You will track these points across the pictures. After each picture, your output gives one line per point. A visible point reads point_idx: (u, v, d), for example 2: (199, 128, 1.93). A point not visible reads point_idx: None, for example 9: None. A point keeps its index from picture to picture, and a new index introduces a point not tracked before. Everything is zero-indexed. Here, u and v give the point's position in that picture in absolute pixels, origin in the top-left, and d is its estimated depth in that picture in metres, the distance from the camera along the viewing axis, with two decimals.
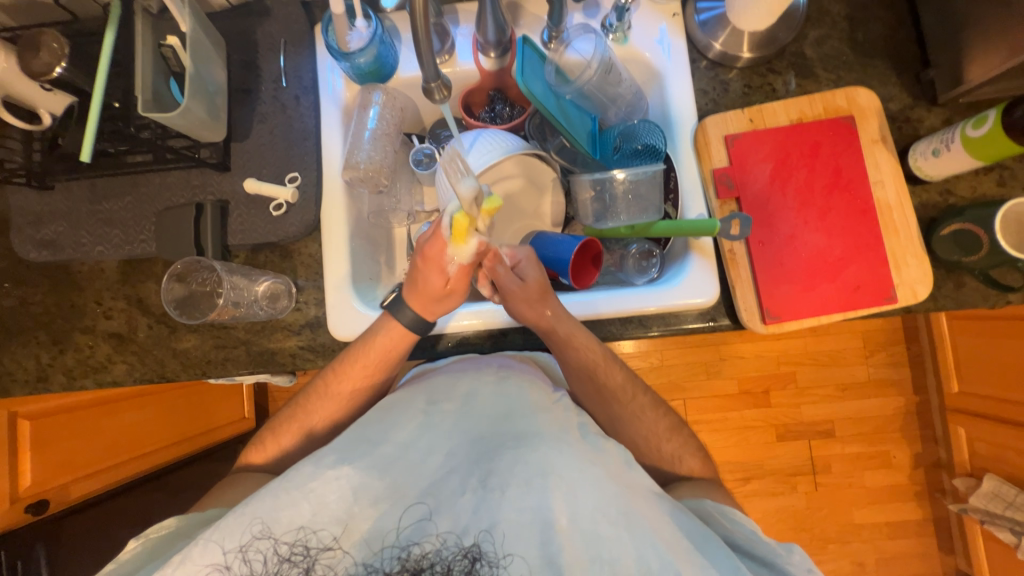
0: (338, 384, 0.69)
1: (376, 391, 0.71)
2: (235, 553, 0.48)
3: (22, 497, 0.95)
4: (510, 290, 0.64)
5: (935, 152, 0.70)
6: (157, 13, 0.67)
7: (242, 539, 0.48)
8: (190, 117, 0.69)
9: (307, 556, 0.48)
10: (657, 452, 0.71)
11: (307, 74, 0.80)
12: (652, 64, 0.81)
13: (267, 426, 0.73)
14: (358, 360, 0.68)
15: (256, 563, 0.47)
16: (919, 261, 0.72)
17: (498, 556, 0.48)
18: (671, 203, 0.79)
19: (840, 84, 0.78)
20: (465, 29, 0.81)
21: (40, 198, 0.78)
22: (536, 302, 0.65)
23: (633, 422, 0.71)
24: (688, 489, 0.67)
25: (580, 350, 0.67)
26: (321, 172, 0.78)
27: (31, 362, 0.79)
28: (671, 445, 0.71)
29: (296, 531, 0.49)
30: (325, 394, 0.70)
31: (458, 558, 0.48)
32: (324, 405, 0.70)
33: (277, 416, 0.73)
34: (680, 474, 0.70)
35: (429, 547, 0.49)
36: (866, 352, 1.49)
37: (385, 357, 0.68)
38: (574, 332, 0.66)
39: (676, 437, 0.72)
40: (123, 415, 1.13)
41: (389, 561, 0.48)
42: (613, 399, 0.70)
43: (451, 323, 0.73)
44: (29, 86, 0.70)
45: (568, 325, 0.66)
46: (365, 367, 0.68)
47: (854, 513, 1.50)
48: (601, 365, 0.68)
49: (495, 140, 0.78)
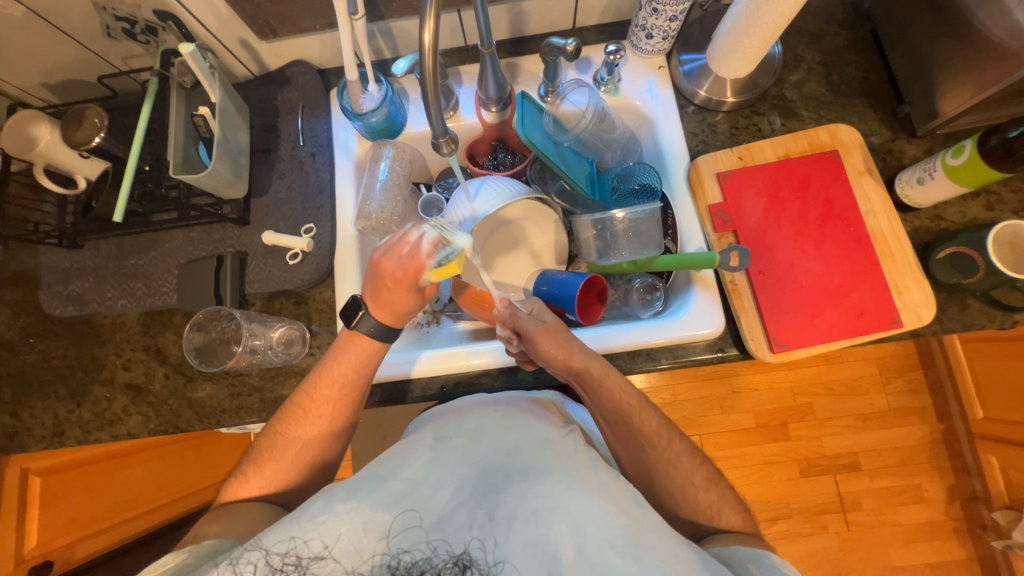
0: (316, 407, 0.67)
1: (349, 412, 0.69)
2: (226, 562, 0.49)
3: (27, 558, 0.96)
4: (535, 330, 0.64)
5: (920, 180, 0.73)
6: (191, 87, 0.74)
7: (234, 552, 0.50)
8: (216, 177, 0.74)
9: (297, 565, 0.48)
10: (690, 490, 0.67)
11: (322, 133, 0.86)
12: (643, 112, 0.87)
13: (246, 460, 0.68)
14: (332, 376, 0.66)
15: (246, 570, 0.48)
16: (920, 285, 0.74)
17: (489, 565, 0.48)
18: (671, 238, 0.82)
19: (822, 122, 0.83)
20: (468, 88, 0.88)
21: (70, 256, 0.83)
22: (562, 342, 0.65)
23: (669, 465, 0.67)
24: (722, 539, 0.63)
25: (614, 393, 0.66)
26: (335, 222, 0.83)
27: (49, 417, 0.80)
28: (710, 497, 0.66)
29: (288, 541, 0.49)
30: (301, 419, 0.67)
31: (449, 565, 0.48)
32: (303, 431, 0.67)
33: (254, 448, 0.68)
34: (719, 528, 0.65)
35: (419, 556, 0.49)
36: (883, 379, 1.47)
37: (356, 370, 0.67)
38: (607, 374, 0.66)
39: (713, 488, 0.67)
40: (126, 471, 1.11)
41: (377, 568, 0.48)
42: (649, 442, 0.67)
43: (418, 365, 0.76)
44: (70, 154, 0.76)
45: (600, 366, 0.66)
46: (337, 385, 0.67)
47: (892, 553, 1.41)
48: (636, 410, 0.67)
49: (498, 187, 0.81)
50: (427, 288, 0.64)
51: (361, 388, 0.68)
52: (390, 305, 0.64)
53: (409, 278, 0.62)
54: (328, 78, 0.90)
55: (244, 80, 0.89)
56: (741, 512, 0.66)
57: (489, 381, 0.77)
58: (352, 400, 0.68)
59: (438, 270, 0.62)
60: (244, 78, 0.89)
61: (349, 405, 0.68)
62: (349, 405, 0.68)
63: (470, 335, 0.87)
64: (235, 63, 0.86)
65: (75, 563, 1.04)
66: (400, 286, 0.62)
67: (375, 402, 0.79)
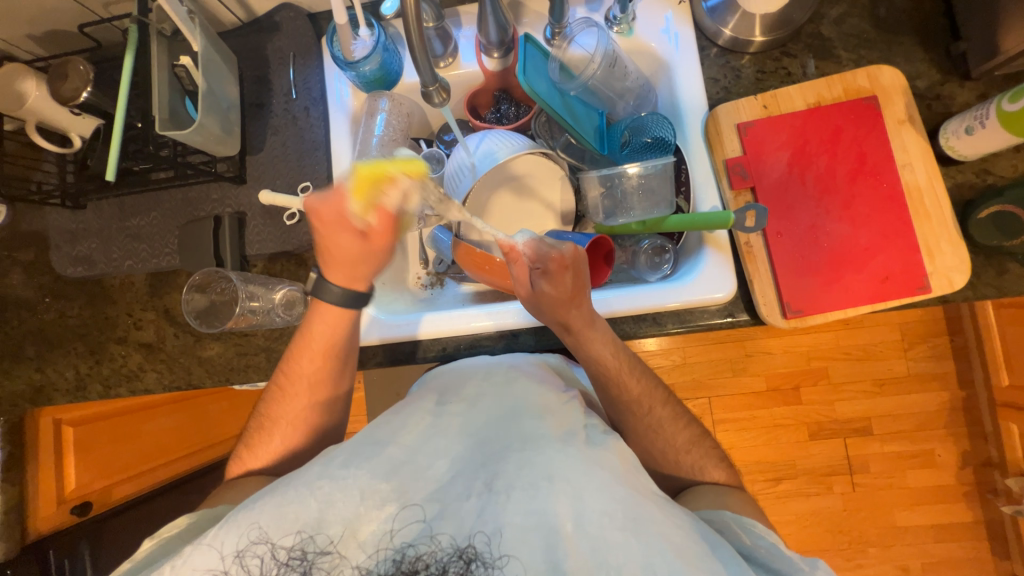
0: (292, 384, 0.69)
1: (338, 381, 0.70)
2: (232, 558, 0.47)
3: (68, 499, 1.06)
4: (522, 293, 0.65)
5: (969, 130, 0.65)
6: (171, 35, 0.70)
7: (239, 544, 0.48)
8: (204, 133, 0.71)
9: (304, 560, 0.47)
10: (689, 447, 0.67)
11: (315, 85, 0.82)
12: (659, 55, 0.78)
13: (241, 441, 0.71)
14: (301, 351, 0.69)
15: (253, 566, 0.47)
16: (955, 247, 0.68)
17: (493, 558, 0.45)
18: (684, 197, 0.76)
19: (862, 64, 0.74)
20: (468, 31, 0.81)
21: (75, 216, 0.83)
22: (553, 309, 0.64)
23: (660, 417, 0.67)
24: (708, 494, 0.63)
25: (601, 349, 0.66)
26: (331, 179, 0.80)
27: (71, 373, 0.84)
28: (703, 459, 0.67)
29: (295, 535, 0.48)
30: (281, 397, 0.69)
31: (453, 559, 0.45)
32: (284, 410, 0.69)
33: (249, 428, 0.72)
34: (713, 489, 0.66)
35: (424, 550, 0.46)
36: (906, 344, 1.41)
37: (326, 339, 0.68)
38: (595, 340, 0.65)
39: (706, 450, 0.68)
40: (157, 419, 1.20)
41: (383, 563, 0.46)
42: (640, 401, 0.67)
43: (419, 329, 0.75)
44: (60, 111, 0.75)
45: (589, 329, 0.65)
46: (309, 360, 0.68)
47: (896, 514, 1.42)
48: (613, 376, 0.67)
49: (501, 140, 0.77)
50: (363, 228, 0.61)
51: (338, 362, 0.69)
52: (343, 261, 0.65)
53: (337, 214, 0.60)
54: (319, 24, 0.85)
55: (232, 27, 0.84)
56: (725, 470, 0.67)
57: (491, 344, 0.77)
58: (331, 371, 0.69)
59: (360, 196, 0.57)
60: (231, 26, 0.85)
61: (327, 381, 0.70)
62: (326, 380, 0.70)
63: (473, 298, 0.85)
64: (219, 7, 0.81)
65: (111, 503, 1.15)
66: (339, 228, 0.61)
67: (377, 362, 0.79)
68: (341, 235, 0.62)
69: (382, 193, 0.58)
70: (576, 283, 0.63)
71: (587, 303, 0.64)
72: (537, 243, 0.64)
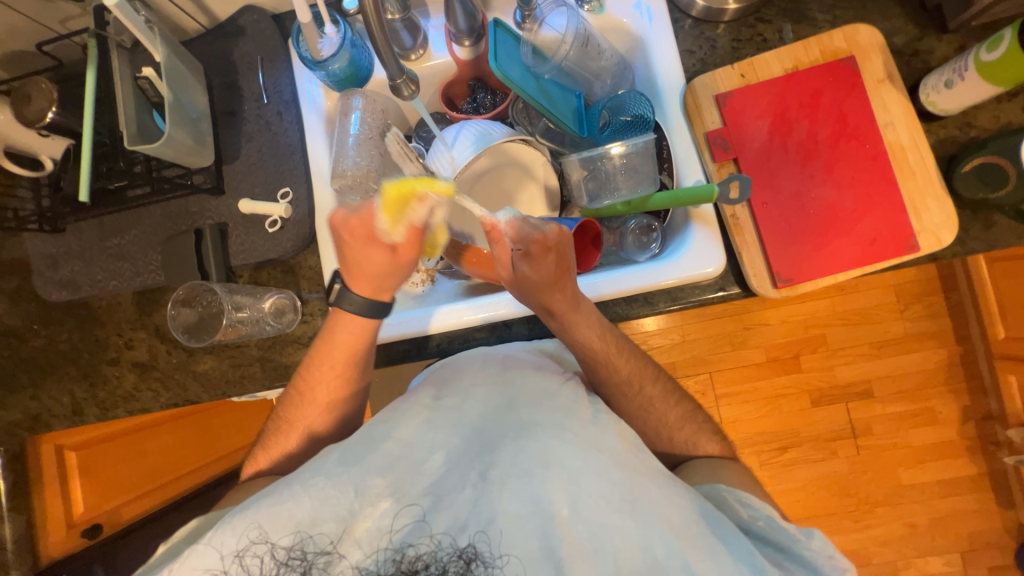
0: (314, 389, 0.68)
1: (352, 388, 0.70)
2: (232, 558, 0.47)
3: (77, 522, 1.07)
4: (504, 278, 0.65)
5: (948, 84, 0.65)
6: (131, 47, 0.68)
7: (239, 544, 0.47)
8: (175, 145, 0.70)
9: (304, 560, 0.47)
10: (688, 424, 0.67)
11: (286, 87, 0.80)
12: (633, 31, 0.77)
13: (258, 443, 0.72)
14: (321, 358, 0.68)
15: (253, 566, 0.46)
16: (941, 203, 0.67)
17: (493, 557, 0.46)
18: (667, 172, 0.75)
19: (838, 24, 0.73)
20: (436, 21, 0.80)
21: (55, 240, 0.82)
22: (538, 291, 0.63)
23: (657, 396, 0.68)
24: (701, 468, 0.63)
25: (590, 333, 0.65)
26: (310, 183, 0.79)
27: (66, 398, 0.83)
28: (701, 435, 0.67)
29: (293, 534, 0.48)
30: (300, 402, 0.69)
31: (453, 559, 0.46)
32: (302, 415, 0.69)
33: (265, 430, 0.72)
34: None
35: (423, 549, 0.46)
36: (901, 305, 1.41)
37: (350, 348, 0.67)
38: (583, 322, 0.65)
39: (704, 426, 0.68)
40: (157, 438, 1.20)
41: (384, 564, 0.46)
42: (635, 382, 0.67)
43: (431, 324, 0.74)
44: (28, 135, 0.74)
45: (576, 314, 0.64)
46: (320, 368, 0.68)
47: (901, 473, 1.43)
48: (607, 359, 0.66)
49: (477, 130, 0.76)
50: (393, 245, 0.62)
51: (359, 367, 0.69)
52: (367, 274, 0.64)
53: (365, 228, 0.60)
54: (284, 25, 0.83)
55: (197, 35, 0.83)
56: (726, 446, 0.66)
57: (485, 335, 0.76)
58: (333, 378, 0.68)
59: (391, 213, 0.59)
60: (196, 33, 0.83)
61: (345, 385, 0.69)
62: (344, 384, 0.69)
63: (464, 291, 0.85)
64: (180, 15, 0.79)
65: (122, 522, 1.16)
66: (365, 243, 0.61)
67: None
68: (364, 250, 0.62)
69: (410, 210, 0.59)
70: (558, 261, 0.62)
71: (570, 280, 0.63)
72: (518, 223, 0.62)
